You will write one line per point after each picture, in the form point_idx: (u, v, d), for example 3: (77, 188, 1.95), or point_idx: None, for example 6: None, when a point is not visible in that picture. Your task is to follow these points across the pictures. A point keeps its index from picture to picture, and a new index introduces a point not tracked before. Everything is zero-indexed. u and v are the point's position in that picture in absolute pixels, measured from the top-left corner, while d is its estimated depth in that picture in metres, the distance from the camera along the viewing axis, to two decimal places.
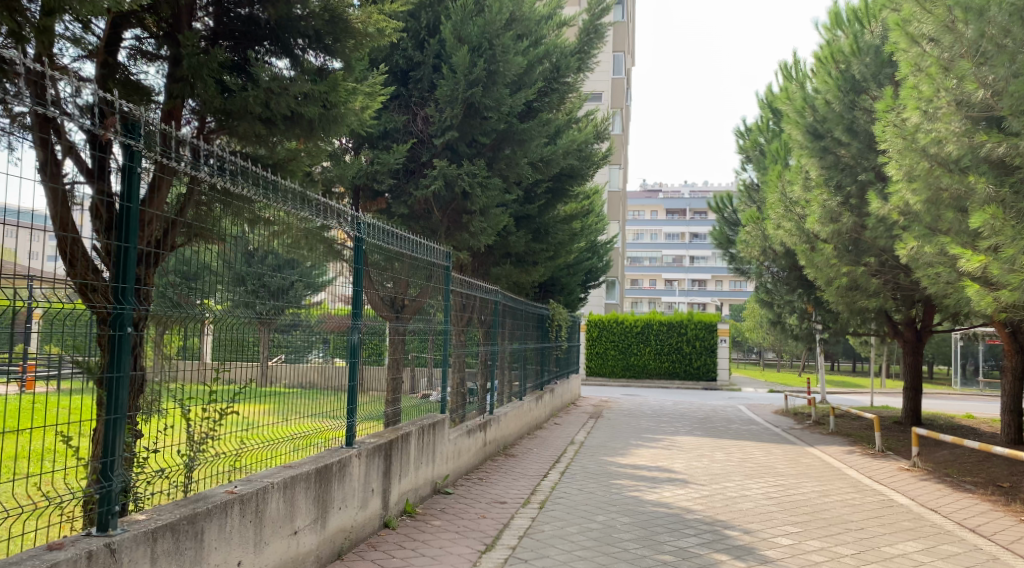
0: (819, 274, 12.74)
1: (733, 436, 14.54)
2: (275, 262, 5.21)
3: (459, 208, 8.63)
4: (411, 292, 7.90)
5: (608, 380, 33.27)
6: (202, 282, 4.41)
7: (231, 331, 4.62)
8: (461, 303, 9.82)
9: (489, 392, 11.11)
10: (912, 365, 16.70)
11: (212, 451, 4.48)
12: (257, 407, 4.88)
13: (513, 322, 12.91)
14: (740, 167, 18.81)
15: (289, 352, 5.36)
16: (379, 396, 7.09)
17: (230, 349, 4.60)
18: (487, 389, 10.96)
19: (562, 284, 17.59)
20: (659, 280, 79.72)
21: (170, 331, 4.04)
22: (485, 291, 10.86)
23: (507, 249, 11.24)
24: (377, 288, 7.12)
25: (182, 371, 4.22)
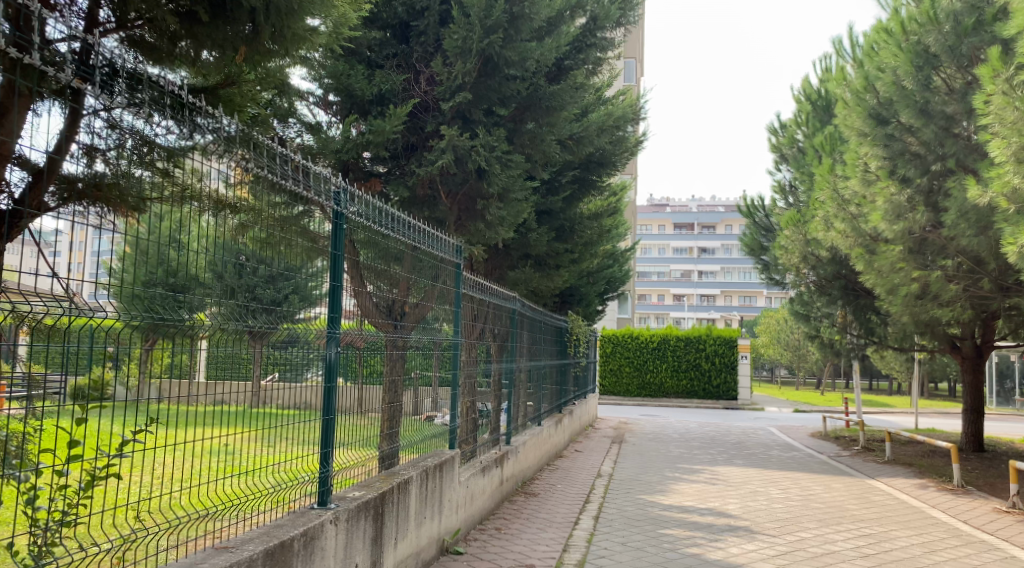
0: (881, 280, 11.13)
1: (777, 465, 12.87)
2: (269, 272, 3.89)
3: (472, 191, 7.08)
4: (414, 295, 6.34)
5: (622, 400, 31.61)
6: (190, 292, 3.26)
7: (226, 345, 3.52)
8: (473, 309, 8.23)
9: (505, 415, 9.49)
10: (972, 384, 15.04)
11: (176, 494, 3.26)
12: (250, 433, 3.69)
13: (530, 334, 11.30)
14: (774, 167, 17.28)
15: (288, 371, 4.08)
16: (375, 424, 5.53)
17: (227, 367, 3.50)
18: (502, 412, 9.34)
19: (581, 295, 16.03)
20: (668, 296, 78.08)
21: (155, 345, 3.08)
22: (501, 299, 9.28)
23: (527, 249, 9.69)
24: (372, 291, 5.47)
25: (174, 393, 3.15)
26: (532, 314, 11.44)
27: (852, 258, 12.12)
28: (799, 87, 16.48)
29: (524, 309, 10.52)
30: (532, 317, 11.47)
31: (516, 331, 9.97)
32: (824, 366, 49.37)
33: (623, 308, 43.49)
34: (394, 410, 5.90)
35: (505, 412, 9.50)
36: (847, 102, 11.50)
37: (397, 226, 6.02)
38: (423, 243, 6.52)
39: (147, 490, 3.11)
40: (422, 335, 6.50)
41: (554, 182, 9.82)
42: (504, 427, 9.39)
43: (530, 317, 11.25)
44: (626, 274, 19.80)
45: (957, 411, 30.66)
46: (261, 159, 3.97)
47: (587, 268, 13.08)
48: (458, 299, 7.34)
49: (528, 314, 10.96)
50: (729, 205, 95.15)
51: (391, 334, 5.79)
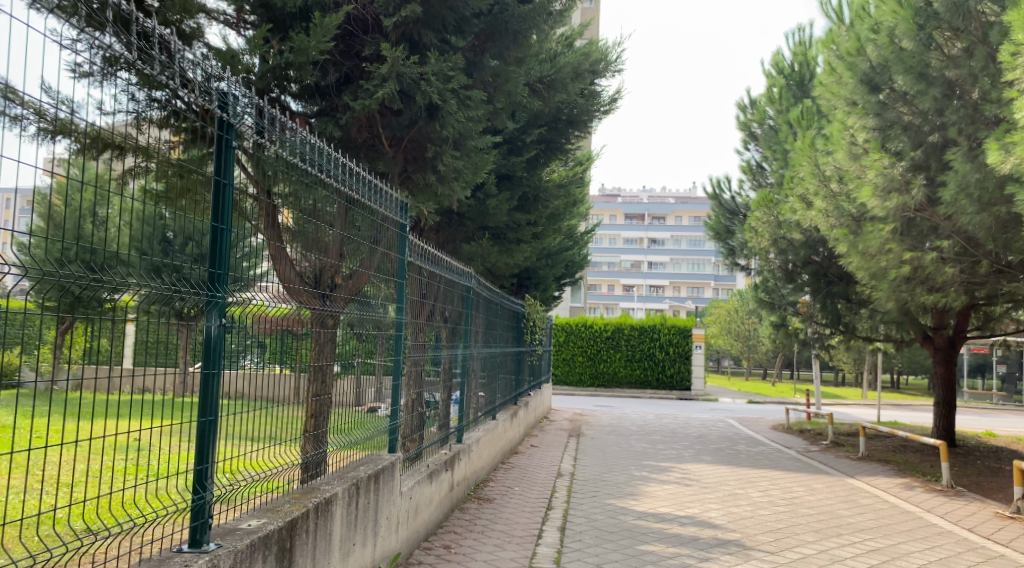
0: (868, 262, 10.26)
1: (748, 461, 11.95)
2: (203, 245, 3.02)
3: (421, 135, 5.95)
4: (350, 262, 5.11)
5: (574, 389, 30.67)
6: (112, 268, 2.47)
7: (157, 324, 2.73)
8: (421, 283, 7.00)
9: (457, 408, 8.32)
10: (944, 376, 14.44)
11: (58, 503, 2.42)
12: (177, 424, 2.89)
13: (485, 317, 10.11)
14: (742, 146, 16.41)
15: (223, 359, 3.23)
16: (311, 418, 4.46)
17: (155, 350, 2.72)
18: (453, 404, 8.15)
19: (538, 279, 14.93)
20: (618, 286, 77.81)
21: (72, 328, 2.31)
22: (452, 273, 8.07)
23: (488, 218, 8.57)
24: (288, 255, 4.00)
25: (87, 378, 2.36)
26: (488, 295, 10.24)
27: (833, 239, 11.23)
28: (770, 61, 15.62)
29: (479, 289, 9.32)
30: (488, 298, 10.29)
31: (469, 310, 8.79)
32: (773, 357, 49.39)
33: (574, 296, 42.65)
34: (322, 407, 4.60)
35: (456, 405, 8.31)
36: (835, 68, 10.58)
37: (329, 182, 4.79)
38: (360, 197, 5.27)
39: (25, 496, 2.29)
40: (360, 309, 5.27)
41: (516, 142, 8.67)
42: (455, 422, 8.20)
43: (486, 298, 10.07)
44: (584, 258, 18.77)
45: (908, 403, 30.56)
46: (166, 74, 2.91)
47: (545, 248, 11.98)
48: (405, 270, 6.11)
49: (483, 296, 9.79)
50: (680, 197, 95.47)
51: (320, 311, 4.54)
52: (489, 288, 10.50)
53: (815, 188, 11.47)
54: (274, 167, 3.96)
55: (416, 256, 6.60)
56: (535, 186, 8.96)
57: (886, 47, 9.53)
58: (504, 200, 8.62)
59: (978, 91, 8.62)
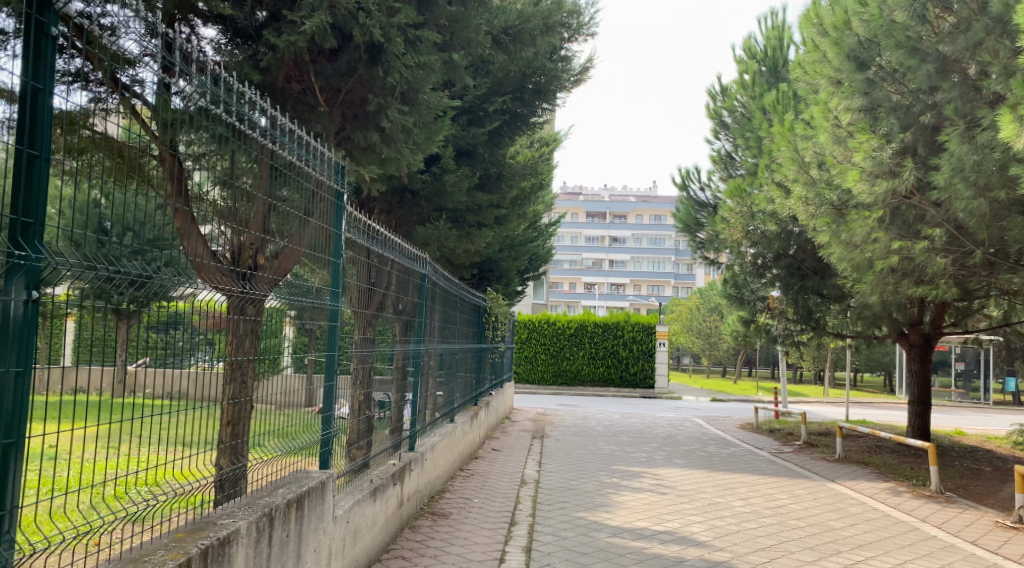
0: (853, 252, 9.60)
1: (722, 464, 11.23)
2: (138, 234, 2.73)
3: (362, 82, 5.36)
4: (277, 237, 4.20)
5: (536, 388, 29.86)
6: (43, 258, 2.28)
7: (98, 325, 2.50)
8: (365, 268, 6.09)
9: (410, 411, 7.42)
10: (919, 374, 13.92)
11: None
12: (124, 429, 2.63)
13: (442, 311, 9.21)
14: (712, 135, 15.74)
15: (170, 356, 2.92)
16: (267, 414, 4.06)
17: (99, 350, 2.51)
18: (405, 406, 7.24)
19: (501, 272, 14.08)
20: (579, 283, 77.33)
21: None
22: (401, 254, 7.16)
23: (447, 198, 7.73)
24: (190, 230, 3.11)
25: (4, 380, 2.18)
26: (445, 285, 9.35)
27: (814, 228, 10.55)
28: (741, 46, 14.98)
29: (435, 278, 8.42)
30: (445, 288, 9.39)
31: (424, 301, 7.89)
32: (734, 355, 49.26)
33: (536, 292, 41.96)
34: (240, 413, 3.66)
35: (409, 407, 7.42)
36: (818, 45, 9.90)
37: (248, 136, 3.90)
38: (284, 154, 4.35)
39: None
40: (291, 292, 4.38)
41: (478, 112, 7.84)
42: (408, 426, 7.30)
43: (443, 289, 9.16)
44: (548, 251, 17.97)
45: (870, 401, 30.46)
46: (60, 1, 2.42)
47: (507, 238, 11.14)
48: (343, 247, 5.14)
49: (439, 287, 8.88)
50: (641, 195, 95.46)
51: (240, 297, 3.65)
52: (447, 279, 9.58)
53: (795, 175, 10.79)
54: (176, 116, 3.10)
55: (359, 234, 5.69)
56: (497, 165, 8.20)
57: (875, 20, 8.87)
58: (463, 178, 7.78)
59: (975, 67, 8.01)
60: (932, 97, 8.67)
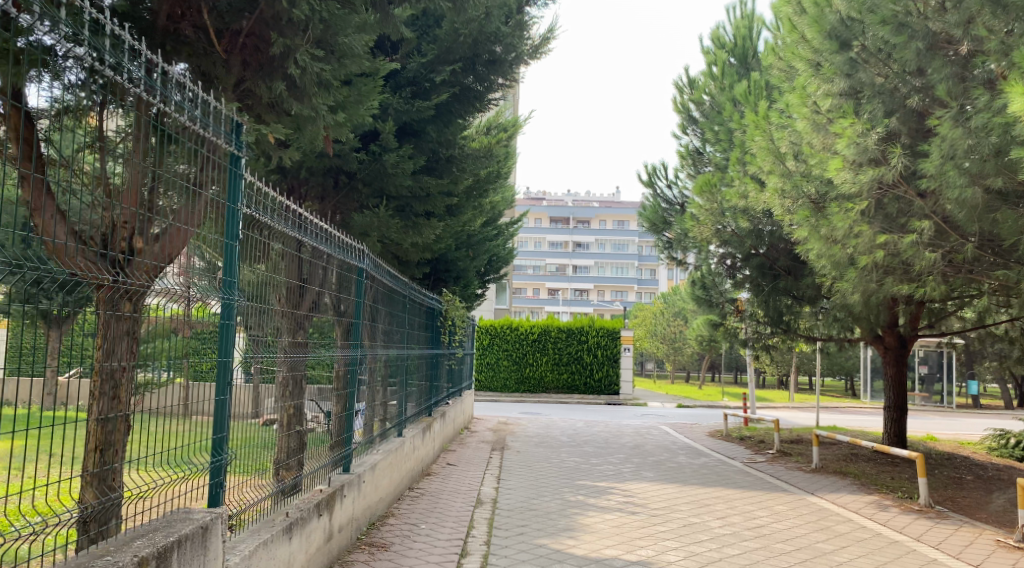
0: (834, 248, 8.94)
1: (694, 476, 10.48)
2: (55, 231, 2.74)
3: (263, 21, 4.84)
4: (160, 217, 3.40)
5: (499, 396, 28.96)
6: None
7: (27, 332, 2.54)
8: (278, 258, 5.20)
9: (343, 426, 6.55)
10: (894, 378, 13.35)
11: None
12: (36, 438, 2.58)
13: (387, 312, 8.32)
14: (680, 130, 15.06)
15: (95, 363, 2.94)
16: (179, 432, 3.57)
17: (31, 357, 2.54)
18: (336, 420, 6.37)
19: (458, 273, 13.23)
20: (543, 289, 76.69)
21: None
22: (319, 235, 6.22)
23: (387, 180, 7.01)
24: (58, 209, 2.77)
25: None
26: (391, 284, 8.47)
27: (791, 223, 9.82)
28: (709, 37, 14.34)
29: (376, 275, 7.54)
30: (391, 288, 8.51)
31: (361, 301, 7.01)
32: (699, 361, 48.94)
33: (499, 297, 41.10)
34: (111, 436, 3.05)
35: (343, 420, 6.55)
36: (797, 26, 9.23)
37: (113, 85, 3.15)
38: (170, 112, 3.49)
39: None
40: (180, 280, 3.54)
41: (423, 82, 7.33)
42: (342, 442, 6.41)
43: (387, 288, 8.28)
44: (509, 252, 17.14)
45: (835, 405, 30.21)
46: None
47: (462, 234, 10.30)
48: (240, 225, 4.12)
49: (383, 286, 8.01)
50: (604, 201, 95.30)
51: (109, 287, 2.99)
52: (393, 277, 8.70)
53: (770, 166, 10.12)
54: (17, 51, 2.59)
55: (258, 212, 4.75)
56: (448, 145, 7.60)
57: None
58: (406, 158, 7.05)
59: (968, 45, 7.39)
60: (921, 79, 8.03)
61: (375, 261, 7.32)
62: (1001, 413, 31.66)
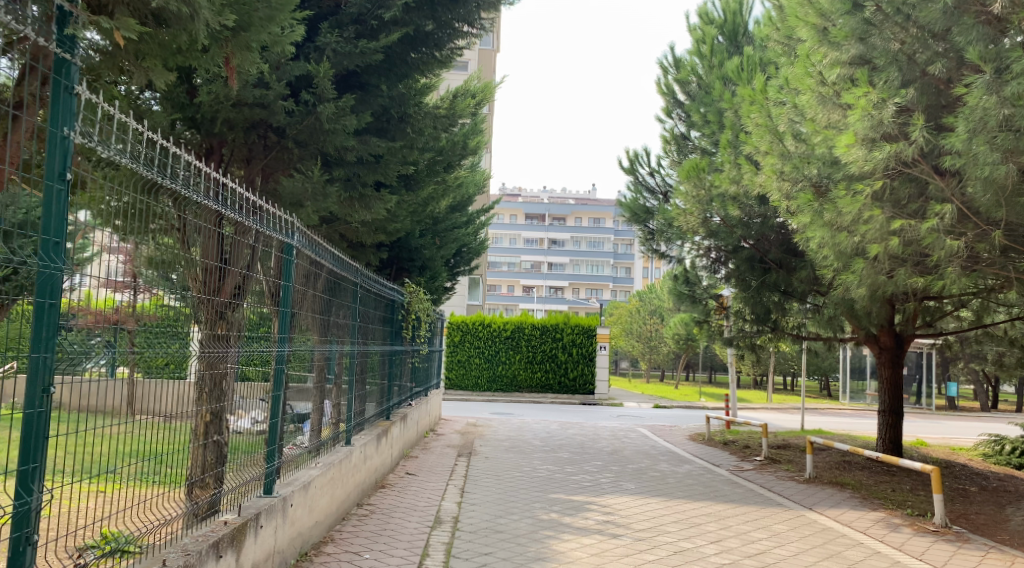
0: (841, 236, 7.99)
1: (679, 488, 9.48)
2: None
3: None
4: None
5: (469, 395, 27.86)
6: None
7: None
8: (174, 227, 4.18)
9: (258, 432, 5.55)
10: (889, 380, 12.51)
11: None
12: None
13: (323, 300, 7.29)
14: (664, 113, 14.06)
15: None
16: None
17: None
18: (250, 425, 5.36)
19: (423, 263, 12.14)
20: (518, 286, 75.69)
21: None
22: (247, 209, 5.33)
23: (321, 137, 5.95)
24: None
25: None
26: (328, 267, 7.44)
27: (791, 208, 8.83)
28: (696, 12, 13.37)
29: (307, 255, 6.53)
30: (327, 272, 7.48)
31: (286, 286, 6.00)
32: (674, 361, 48.19)
33: (472, 294, 39.94)
34: None
35: (257, 426, 5.54)
36: None
37: None
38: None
39: None
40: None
41: (368, 22, 6.46)
42: (254, 451, 5.41)
43: (323, 272, 7.25)
44: (481, 243, 16.05)
45: (814, 406, 29.56)
46: None
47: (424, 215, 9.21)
48: (65, 157, 2.91)
49: (316, 270, 6.98)
50: (580, 199, 94.59)
51: None
52: (335, 260, 7.67)
53: (768, 146, 9.16)
54: None
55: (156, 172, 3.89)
56: (400, 102, 6.68)
57: None
58: (348, 112, 6.00)
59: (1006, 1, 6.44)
60: (944, 43, 7.08)
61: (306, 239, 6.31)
62: (979, 415, 31.17)
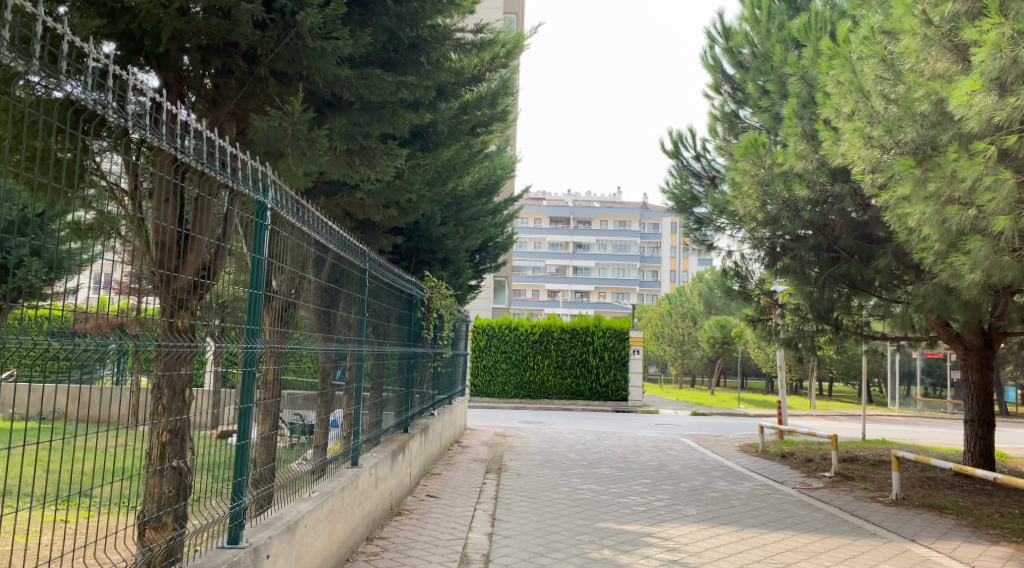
0: (951, 210, 6.58)
1: (748, 513, 8.06)
2: None
3: None
4: None
5: (496, 402, 26.49)
6: None
7: None
8: (113, 186, 3.30)
9: (229, 446, 4.29)
10: (979, 385, 10.94)
11: None
12: None
13: (314, 283, 5.98)
14: (711, 88, 12.66)
15: None
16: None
17: None
18: (218, 437, 4.11)
19: (444, 255, 10.86)
20: (543, 291, 74.20)
21: None
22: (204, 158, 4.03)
23: (306, 59, 4.78)
24: None
25: None
26: (319, 244, 6.15)
27: (886, 176, 7.38)
28: None
29: (289, 221, 5.26)
30: (319, 250, 6.18)
31: (262, 259, 4.66)
32: (707, 366, 46.42)
33: (497, 297, 38.62)
34: None
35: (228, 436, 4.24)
36: None
37: None
38: None
39: None
40: None
41: None
42: (219, 471, 4.16)
43: (310, 249, 5.95)
44: (508, 237, 14.73)
45: (861, 412, 27.83)
46: None
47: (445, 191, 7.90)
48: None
49: (297, 242, 5.68)
50: (605, 202, 92.94)
51: None
52: (330, 236, 6.37)
53: (853, 106, 7.79)
54: None
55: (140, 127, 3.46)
56: (411, 24, 5.50)
57: None
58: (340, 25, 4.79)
59: None
60: None
61: (289, 200, 5.05)
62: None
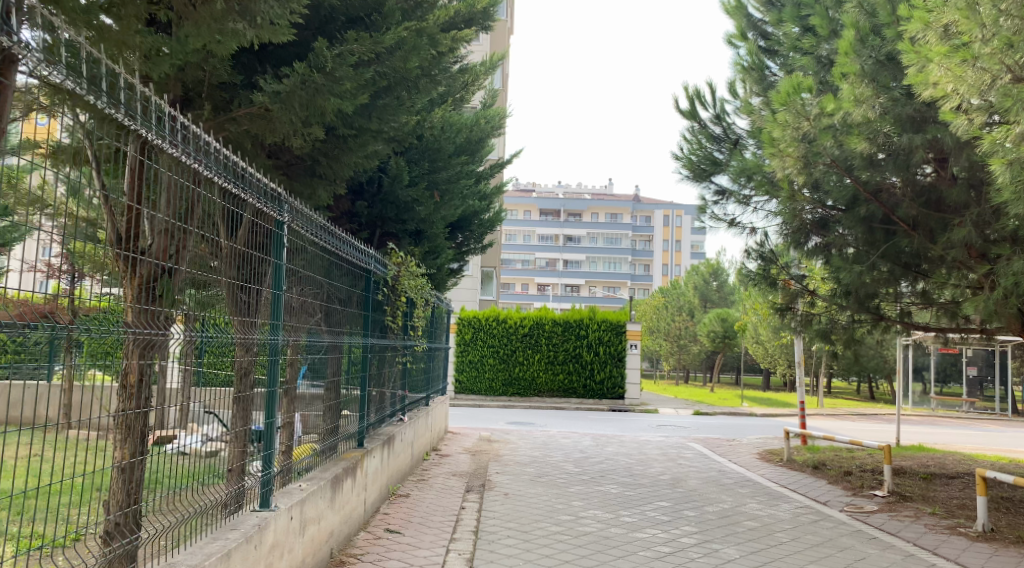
0: None
1: (805, 556, 6.15)
2: None
3: None
4: None
5: (483, 401, 24.56)
6: None
7: None
8: None
9: (91, 451, 3.19)
10: None
11: None
12: None
13: (204, 242, 4.15)
14: (736, 36, 10.89)
15: None
16: None
17: None
18: (72, 443, 3.01)
19: (416, 226, 8.92)
20: (533, 285, 72.24)
21: None
22: None
23: None
24: None
25: None
26: (216, 188, 4.36)
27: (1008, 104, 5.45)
28: None
29: (144, 137, 3.67)
30: (217, 196, 4.38)
31: None
32: (703, 362, 44.61)
33: (484, 289, 36.77)
34: None
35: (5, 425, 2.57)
36: None
37: None
38: None
39: None
40: None
41: None
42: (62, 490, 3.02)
43: (194, 191, 4.13)
44: (497, 215, 12.78)
45: (872, 412, 26.09)
46: None
47: (406, 120, 6.13)
48: None
49: (172, 177, 3.94)
50: (595, 195, 91.05)
51: None
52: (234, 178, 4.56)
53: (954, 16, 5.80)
54: None
55: None
56: None
57: None
58: None
59: None
60: None
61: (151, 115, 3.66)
62: None
